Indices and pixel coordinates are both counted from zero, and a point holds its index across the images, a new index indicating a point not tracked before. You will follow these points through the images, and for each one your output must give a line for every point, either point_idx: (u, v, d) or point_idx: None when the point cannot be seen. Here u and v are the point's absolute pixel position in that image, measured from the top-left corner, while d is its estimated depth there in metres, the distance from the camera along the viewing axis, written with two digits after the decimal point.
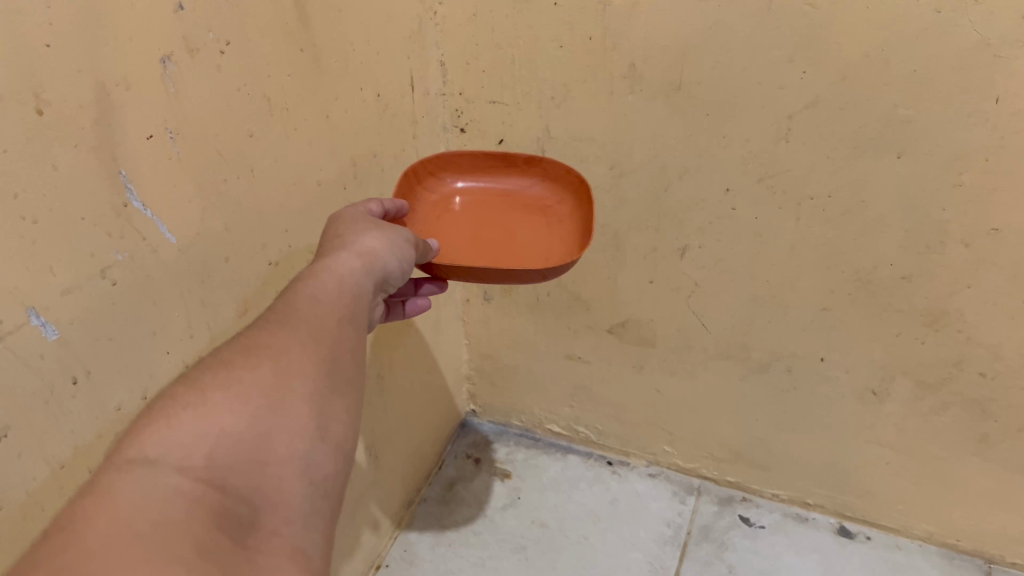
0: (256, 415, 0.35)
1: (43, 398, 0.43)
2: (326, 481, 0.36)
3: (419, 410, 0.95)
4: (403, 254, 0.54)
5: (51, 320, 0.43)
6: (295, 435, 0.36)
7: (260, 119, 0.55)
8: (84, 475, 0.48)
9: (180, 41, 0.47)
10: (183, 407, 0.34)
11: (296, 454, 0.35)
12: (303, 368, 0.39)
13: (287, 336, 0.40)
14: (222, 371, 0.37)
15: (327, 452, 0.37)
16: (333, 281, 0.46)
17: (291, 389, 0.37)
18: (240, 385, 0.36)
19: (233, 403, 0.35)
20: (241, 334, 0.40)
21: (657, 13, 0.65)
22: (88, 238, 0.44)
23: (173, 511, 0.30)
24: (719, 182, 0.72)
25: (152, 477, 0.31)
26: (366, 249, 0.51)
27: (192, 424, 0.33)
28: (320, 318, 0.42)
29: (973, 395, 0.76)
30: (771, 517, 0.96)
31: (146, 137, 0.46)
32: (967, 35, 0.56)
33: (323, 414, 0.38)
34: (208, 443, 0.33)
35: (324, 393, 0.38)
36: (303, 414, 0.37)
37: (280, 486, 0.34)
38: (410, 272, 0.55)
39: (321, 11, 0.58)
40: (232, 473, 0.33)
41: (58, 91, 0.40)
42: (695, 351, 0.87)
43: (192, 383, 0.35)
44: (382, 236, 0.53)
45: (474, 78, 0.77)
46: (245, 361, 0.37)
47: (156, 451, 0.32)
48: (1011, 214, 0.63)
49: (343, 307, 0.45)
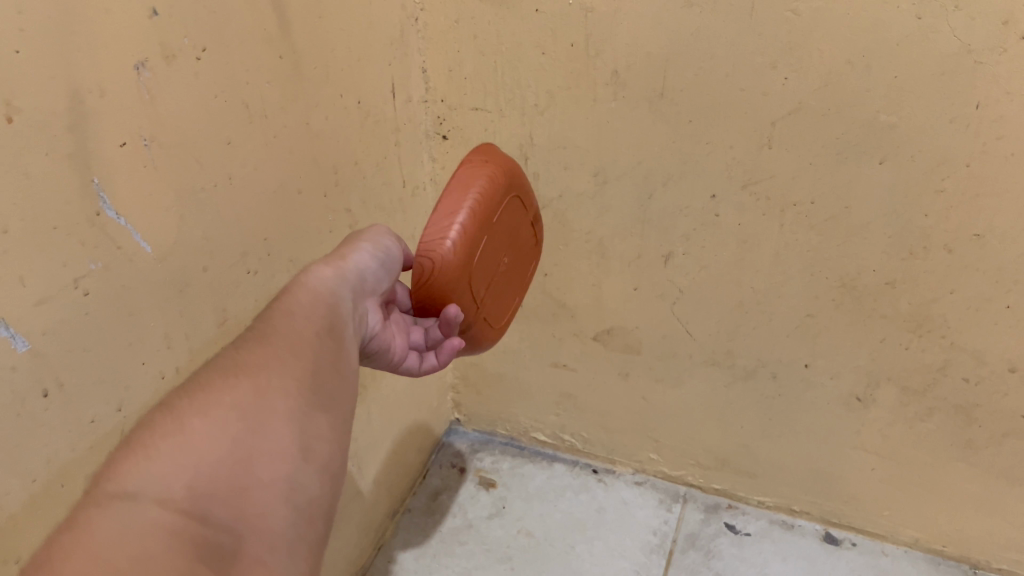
0: (235, 440, 0.37)
1: (15, 411, 0.42)
2: (308, 500, 0.39)
3: (403, 420, 0.94)
4: (385, 258, 0.54)
5: (23, 331, 0.42)
6: (275, 457, 0.38)
7: (239, 126, 0.54)
8: (59, 489, 0.47)
9: (156, 47, 0.46)
10: (161, 437, 0.35)
11: (277, 478, 0.38)
12: (280, 389, 0.40)
13: (263, 355, 0.42)
14: (200, 397, 0.38)
15: (308, 473, 0.39)
16: (310, 291, 0.47)
17: (269, 411, 0.39)
18: (218, 411, 0.37)
19: (211, 430, 0.36)
20: (217, 356, 0.41)
21: (640, 20, 0.64)
22: (61, 248, 0.43)
23: (153, 546, 0.31)
24: (704, 189, 0.72)
25: (131, 512, 0.32)
26: (338, 255, 0.51)
27: (172, 454, 0.35)
28: (295, 333, 0.44)
29: (958, 401, 0.76)
30: (758, 524, 0.95)
31: (120, 145, 0.45)
32: (949, 42, 0.56)
33: (302, 432, 0.40)
34: (187, 472, 0.34)
35: (302, 412, 0.41)
36: (281, 436, 0.39)
37: (262, 511, 0.36)
38: (393, 273, 0.55)
39: (301, 17, 0.58)
40: (214, 502, 0.34)
41: (30, 98, 0.39)
42: (680, 358, 0.87)
43: (170, 410, 0.37)
44: (357, 239, 0.53)
45: (457, 85, 0.77)
46: (221, 384, 0.39)
47: (135, 484, 0.33)
48: (993, 220, 0.63)
49: (320, 317, 0.46)
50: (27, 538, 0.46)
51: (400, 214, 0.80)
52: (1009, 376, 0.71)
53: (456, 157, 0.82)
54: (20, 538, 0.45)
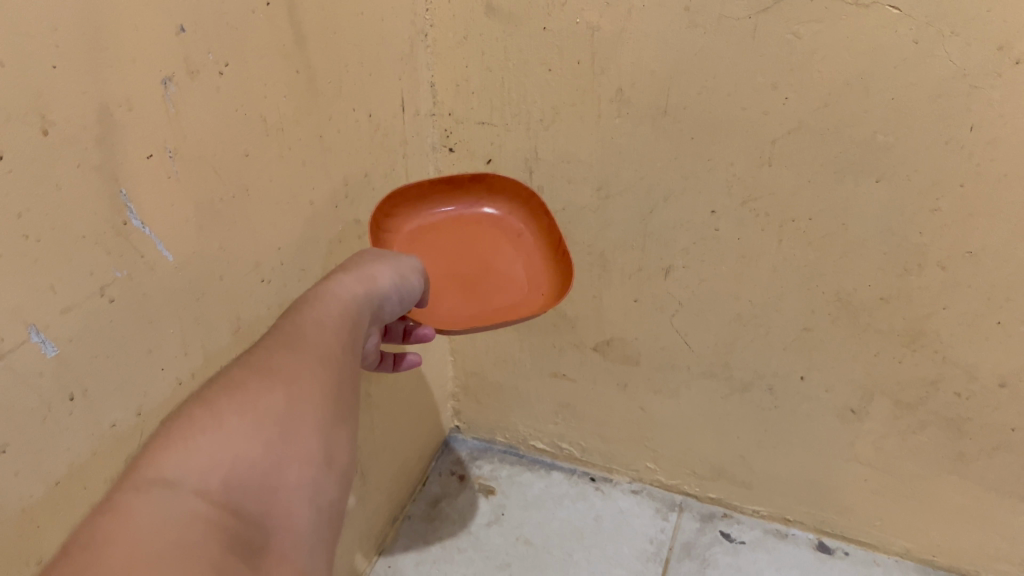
0: (268, 440, 0.36)
1: (41, 415, 0.43)
2: (329, 507, 0.38)
3: (404, 428, 0.95)
4: (405, 289, 0.56)
5: (51, 337, 0.43)
6: (305, 463, 0.37)
7: (257, 138, 0.55)
8: (79, 492, 0.48)
9: (181, 63, 0.47)
10: (199, 431, 0.35)
11: (305, 480, 0.37)
12: (312, 394, 0.40)
13: (297, 360, 0.41)
14: (236, 394, 0.38)
15: (333, 480, 0.38)
16: (336, 305, 0.48)
17: (302, 414, 0.38)
18: (255, 409, 0.37)
19: (247, 428, 0.36)
20: (249, 356, 0.41)
21: (645, 40, 0.66)
22: (89, 257, 0.44)
23: (191, 532, 0.31)
24: (705, 205, 0.73)
25: (168, 499, 0.31)
26: (369, 274, 0.53)
27: (208, 448, 0.34)
28: (325, 342, 0.44)
29: (950, 415, 0.77)
30: (752, 533, 0.97)
31: (146, 157, 0.46)
32: (944, 66, 0.58)
33: (331, 441, 0.39)
34: (223, 465, 0.34)
35: (332, 420, 0.40)
36: (313, 440, 0.38)
37: (288, 512, 0.35)
38: (407, 301, 0.56)
39: (316, 32, 0.59)
40: (245, 496, 0.34)
41: (61, 112, 0.40)
42: (678, 368, 0.88)
43: (206, 407, 0.36)
44: (384, 264, 0.55)
45: (464, 99, 0.78)
46: (257, 384, 0.38)
47: (172, 473, 0.33)
48: (987, 238, 0.65)
49: (345, 330, 0.46)
50: (48, 537, 0.47)
51: None
52: (999, 391, 0.73)
53: (461, 169, 0.84)
54: (42, 539, 0.46)
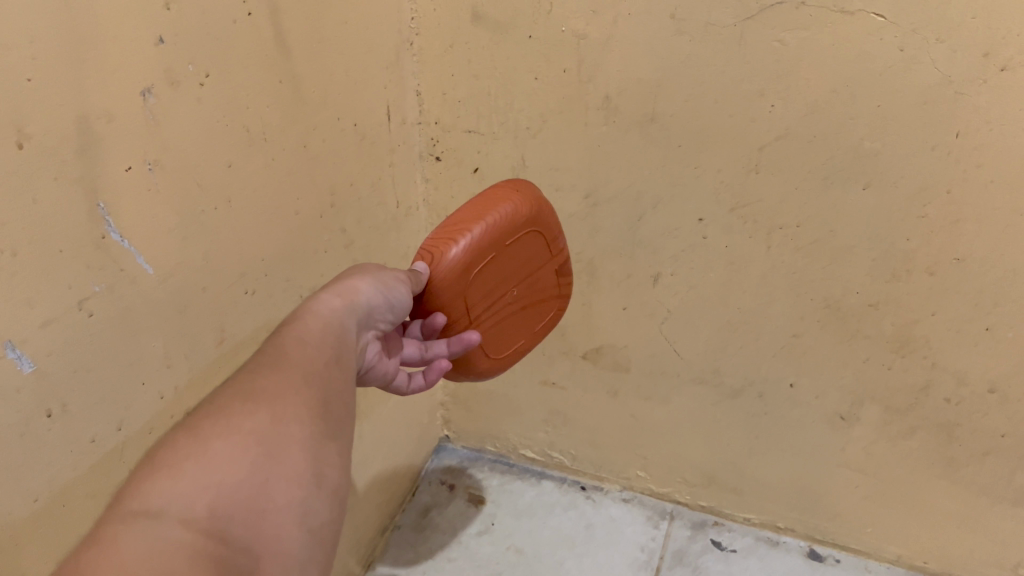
0: (255, 462, 0.36)
1: (20, 431, 0.43)
2: (322, 528, 0.37)
3: (394, 437, 0.94)
4: (399, 293, 0.54)
5: (28, 352, 0.42)
6: (293, 482, 0.36)
7: (240, 149, 0.55)
8: (59, 509, 0.47)
9: (162, 74, 0.47)
10: (184, 458, 0.35)
11: (295, 501, 0.36)
12: (298, 415, 0.39)
13: (279, 380, 0.41)
14: (221, 417, 0.37)
15: (323, 499, 0.38)
16: (318, 322, 0.47)
17: (288, 434, 0.38)
18: (239, 433, 0.36)
19: (233, 452, 0.36)
20: (233, 380, 0.41)
21: (631, 47, 0.66)
22: (67, 270, 0.43)
23: (175, 562, 0.30)
24: (693, 212, 0.73)
25: (152, 530, 0.31)
26: (348, 286, 0.52)
27: (193, 474, 0.34)
28: (308, 361, 0.43)
29: (939, 421, 0.77)
30: (743, 541, 0.97)
31: (126, 169, 0.45)
32: (930, 72, 0.58)
33: (319, 460, 0.39)
34: (208, 490, 0.34)
35: (319, 439, 0.39)
36: (300, 460, 0.37)
37: (278, 534, 0.35)
38: (405, 308, 0.55)
39: (301, 41, 0.59)
40: (233, 521, 0.33)
41: (39, 125, 0.40)
42: (668, 375, 0.88)
43: (191, 433, 0.36)
44: (368, 275, 0.53)
45: (451, 108, 0.78)
46: (242, 407, 0.38)
47: (157, 502, 0.32)
48: (974, 244, 0.65)
49: (328, 348, 0.46)
50: (28, 556, 0.46)
51: (393, 234, 0.81)
52: (988, 397, 0.73)
53: (449, 178, 0.83)
54: (21, 558, 0.45)
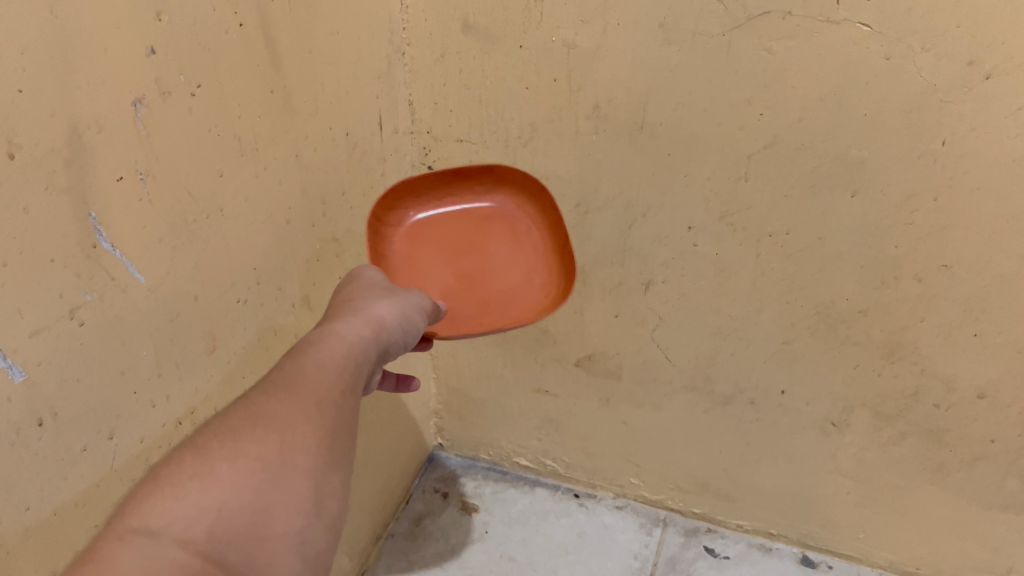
0: (258, 489, 0.35)
1: (10, 439, 0.43)
2: (317, 557, 0.36)
3: (387, 445, 0.94)
4: (411, 327, 0.54)
5: (18, 361, 0.42)
6: (294, 511, 0.36)
7: (231, 158, 0.55)
8: (50, 519, 0.47)
9: (153, 83, 0.47)
10: (189, 477, 0.34)
11: (293, 530, 0.35)
12: (306, 441, 0.38)
13: (293, 404, 0.39)
14: (229, 439, 0.36)
15: (321, 529, 0.37)
16: (339, 349, 0.47)
17: (294, 463, 0.37)
18: (246, 456, 0.36)
19: (237, 477, 0.35)
20: (248, 399, 0.40)
21: (620, 57, 0.67)
22: (58, 279, 0.44)
23: None
24: (683, 220, 0.74)
25: (149, 549, 0.31)
26: (370, 313, 0.51)
27: (195, 496, 0.34)
28: (324, 386, 0.42)
29: (930, 426, 0.78)
30: (736, 547, 0.97)
31: (117, 179, 0.46)
32: (915, 81, 0.59)
33: (322, 489, 0.37)
34: (208, 514, 0.33)
35: (326, 467, 0.38)
36: (303, 489, 0.36)
37: (272, 560, 0.34)
38: (414, 343, 0.55)
39: (292, 52, 0.59)
40: (230, 548, 0.33)
41: (30, 136, 0.40)
42: (660, 383, 0.88)
43: (198, 453, 0.36)
44: (390, 306, 0.53)
45: (443, 117, 0.79)
46: (252, 431, 0.37)
47: (157, 521, 0.32)
48: (962, 251, 0.65)
49: (347, 377, 0.45)
50: (18, 565, 0.46)
51: None
52: (977, 402, 0.74)
53: None
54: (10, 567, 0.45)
